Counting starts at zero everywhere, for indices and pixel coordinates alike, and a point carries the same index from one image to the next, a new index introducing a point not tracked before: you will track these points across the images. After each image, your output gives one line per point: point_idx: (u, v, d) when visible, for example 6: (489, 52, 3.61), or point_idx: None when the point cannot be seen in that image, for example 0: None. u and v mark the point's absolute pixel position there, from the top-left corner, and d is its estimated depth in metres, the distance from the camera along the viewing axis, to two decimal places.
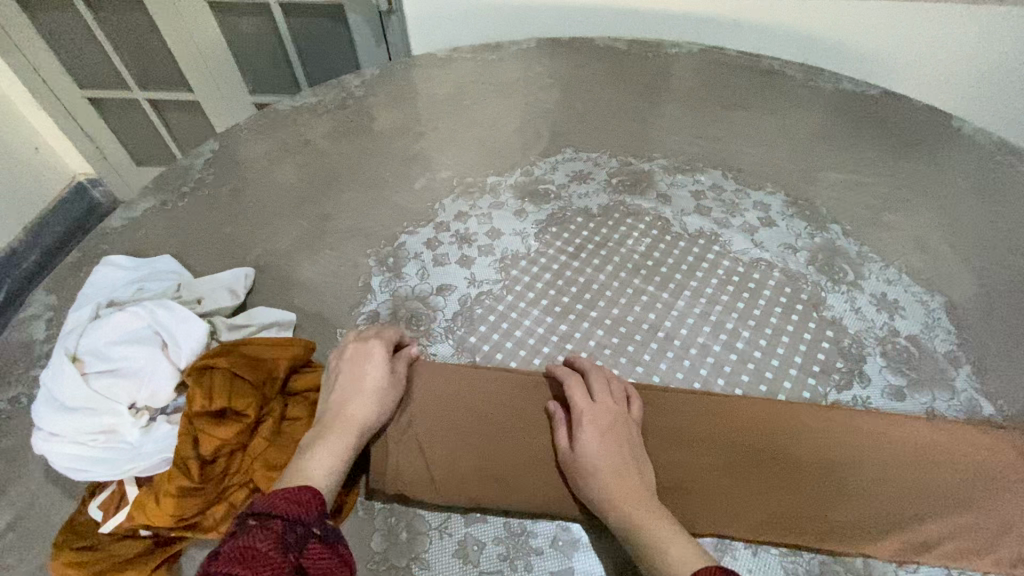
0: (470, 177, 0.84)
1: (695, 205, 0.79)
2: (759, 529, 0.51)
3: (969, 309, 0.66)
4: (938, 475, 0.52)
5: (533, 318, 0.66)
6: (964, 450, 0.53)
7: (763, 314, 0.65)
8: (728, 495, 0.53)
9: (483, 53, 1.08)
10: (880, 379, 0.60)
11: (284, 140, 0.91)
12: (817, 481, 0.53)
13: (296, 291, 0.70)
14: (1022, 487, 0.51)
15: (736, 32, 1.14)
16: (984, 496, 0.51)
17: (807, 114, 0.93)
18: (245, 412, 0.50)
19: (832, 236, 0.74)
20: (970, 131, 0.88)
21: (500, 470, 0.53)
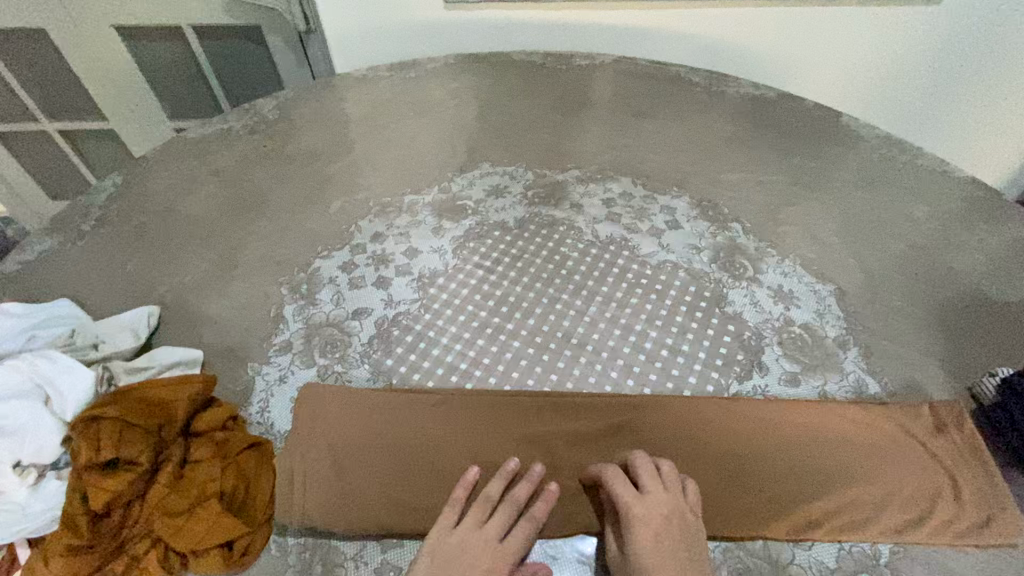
0: (386, 197, 0.84)
1: (607, 212, 0.82)
2: None
3: (856, 294, 0.71)
4: (822, 455, 0.56)
5: (450, 335, 0.67)
6: (846, 429, 0.58)
7: (670, 315, 0.68)
8: None
9: (400, 71, 1.08)
10: (776, 368, 0.64)
11: (192, 169, 0.88)
12: (715, 471, 0.56)
13: (206, 327, 0.68)
14: (897, 457, 0.56)
15: (645, 42, 1.19)
16: (865, 472, 0.55)
17: (710, 119, 0.98)
18: (136, 460, 0.49)
19: (733, 235, 0.78)
20: (855, 127, 0.95)
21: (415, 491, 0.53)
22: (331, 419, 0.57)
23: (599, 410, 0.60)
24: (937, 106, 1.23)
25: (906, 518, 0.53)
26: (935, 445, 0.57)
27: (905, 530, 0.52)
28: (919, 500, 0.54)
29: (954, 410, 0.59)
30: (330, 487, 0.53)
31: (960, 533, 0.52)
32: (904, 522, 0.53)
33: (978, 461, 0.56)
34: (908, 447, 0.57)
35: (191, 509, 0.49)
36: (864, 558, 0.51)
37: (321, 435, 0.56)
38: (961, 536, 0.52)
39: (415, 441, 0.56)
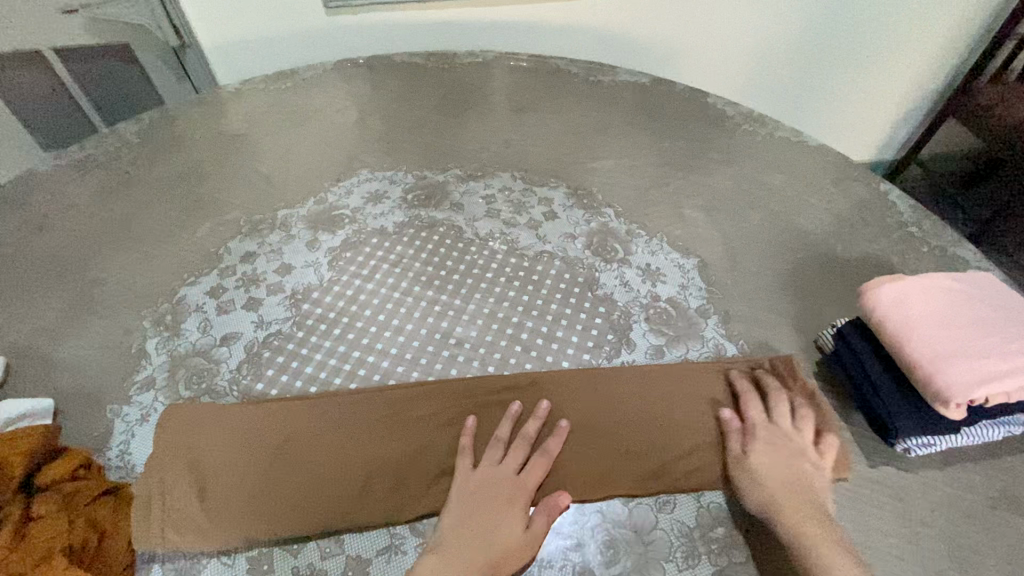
0: (259, 214, 0.82)
1: (486, 209, 0.83)
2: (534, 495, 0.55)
3: (718, 264, 0.76)
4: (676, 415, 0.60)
5: (325, 350, 0.66)
6: (703, 386, 0.63)
7: (545, 303, 0.70)
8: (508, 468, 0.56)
9: (276, 83, 1.05)
10: (644, 343, 0.67)
11: (44, 205, 0.82)
12: (575, 439, 0.58)
13: (59, 373, 0.64)
14: (746, 409, 0.61)
15: (529, 36, 1.21)
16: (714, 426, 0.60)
17: (588, 108, 1.01)
18: None
19: (606, 220, 0.81)
20: (722, 107, 1.00)
21: (281, 503, 0.53)
22: (198, 441, 0.56)
23: (468, 392, 0.61)
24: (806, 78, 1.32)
25: (751, 463, 0.58)
26: (779, 393, 0.62)
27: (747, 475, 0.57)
28: None
29: (790, 360, 0.65)
30: (194, 513, 0.52)
31: None
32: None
33: (815, 404, 0.61)
34: (755, 399, 0.62)
35: (31, 569, 0.46)
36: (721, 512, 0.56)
37: (188, 459, 0.55)
38: None
39: (286, 449, 0.56)
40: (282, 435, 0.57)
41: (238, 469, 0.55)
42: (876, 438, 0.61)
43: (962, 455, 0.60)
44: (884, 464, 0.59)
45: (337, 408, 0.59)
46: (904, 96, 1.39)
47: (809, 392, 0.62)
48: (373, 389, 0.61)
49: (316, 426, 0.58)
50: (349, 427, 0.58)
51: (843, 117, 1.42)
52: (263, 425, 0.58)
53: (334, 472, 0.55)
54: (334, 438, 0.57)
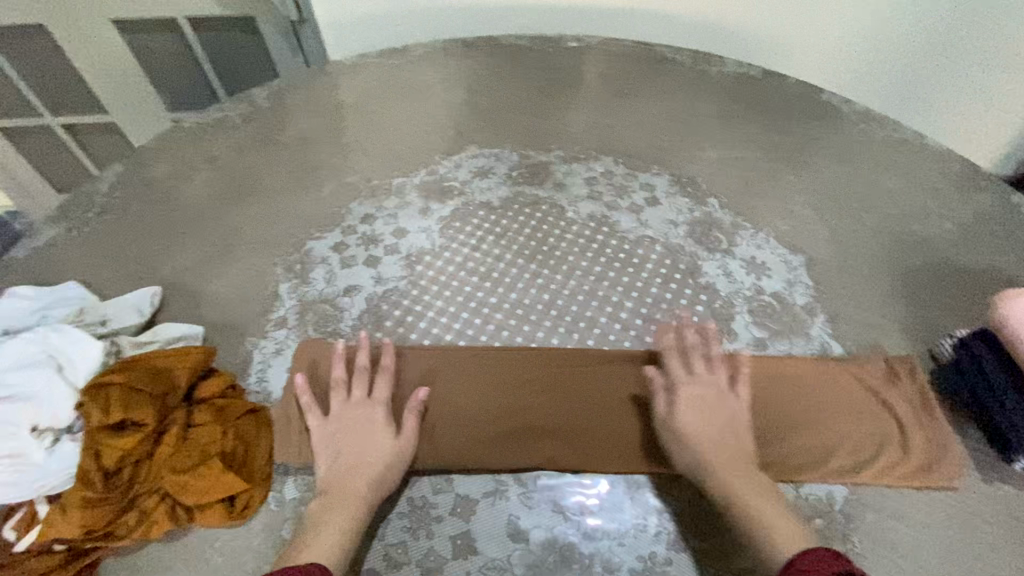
0: (376, 180, 0.88)
1: (588, 190, 0.85)
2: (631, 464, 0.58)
3: (826, 264, 0.74)
4: (785, 407, 0.61)
5: (436, 309, 0.71)
6: (806, 381, 0.63)
7: (645, 285, 0.71)
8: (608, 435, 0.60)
9: (390, 57, 1.10)
10: (746, 334, 0.67)
11: (190, 157, 0.92)
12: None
13: (206, 305, 0.72)
14: (849, 410, 0.61)
15: (633, 22, 1.21)
16: (822, 423, 0.61)
17: (693, 98, 1.00)
18: (145, 421, 0.52)
19: (710, 209, 0.81)
20: (837, 103, 0.96)
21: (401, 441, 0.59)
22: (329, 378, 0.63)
23: (580, 362, 0.64)
24: (942, 83, 1.20)
25: (849, 463, 0.58)
26: (891, 397, 0.62)
27: (852, 474, 0.58)
28: (864, 446, 0.59)
29: (907, 362, 0.64)
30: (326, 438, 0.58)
31: (904, 478, 0.58)
32: (845, 466, 0.58)
33: (927, 413, 0.61)
34: (863, 401, 0.62)
35: (195, 467, 0.53)
36: (820, 504, 0.57)
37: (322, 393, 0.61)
38: (902, 478, 0.58)
39: (405, 394, 0.62)
40: (411, 382, 0.62)
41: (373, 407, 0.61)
42: (988, 454, 0.60)
43: None
44: (993, 480, 0.58)
45: (458, 363, 0.64)
46: None
47: (920, 407, 0.61)
48: (488, 349, 0.65)
49: (442, 377, 0.63)
50: (471, 382, 0.63)
51: None
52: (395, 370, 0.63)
53: (447, 420, 0.60)
54: (457, 390, 0.62)
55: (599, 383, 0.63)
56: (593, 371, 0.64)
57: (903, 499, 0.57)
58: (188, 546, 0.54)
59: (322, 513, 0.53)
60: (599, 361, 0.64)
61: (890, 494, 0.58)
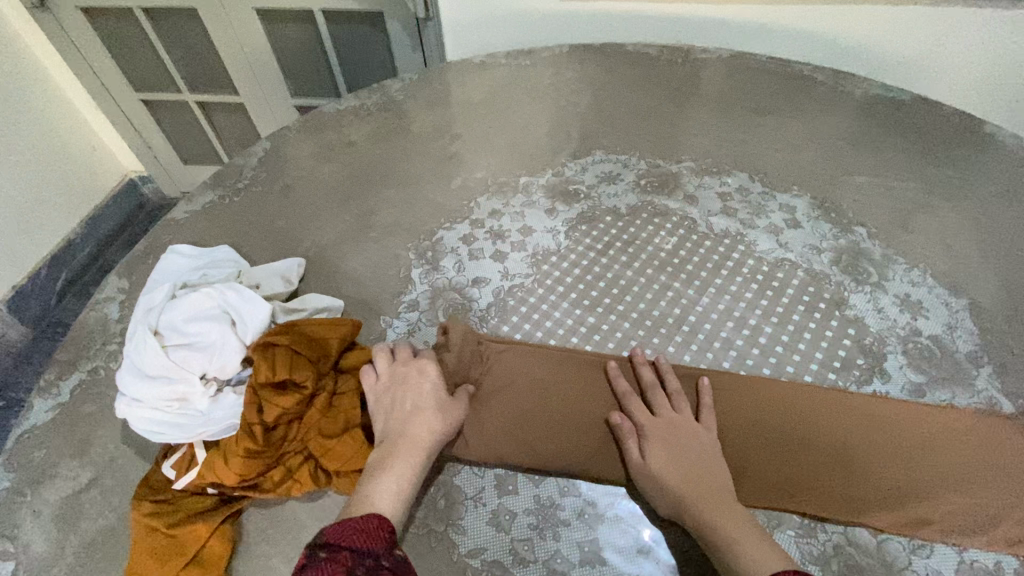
0: (502, 177, 0.89)
1: (721, 206, 0.82)
2: (769, 496, 0.54)
3: (993, 311, 0.67)
4: (946, 459, 0.55)
5: (562, 310, 0.70)
6: (975, 433, 0.57)
7: (786, 311, 0.68)
8: (746, 461, 0.56)
9: (516, 59, 1.12)
10: (900, 376, 0.62)
11: (330, 140, 0.97)
12: (826, 455, 0.56)
13: (343, 281, 0.75)
14: None
15: (764, 38, 1.16)
16: (991, 483, 0.54)
17: (834, 119, 0.94)
18: (304, 383, 0.55)
19: (856, 238, 0.76)
20: (1003, 136, 0.88)
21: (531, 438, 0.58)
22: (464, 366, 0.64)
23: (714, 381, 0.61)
24: None
25: None
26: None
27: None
28: None
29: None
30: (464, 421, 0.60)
31: None
32: None
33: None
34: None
35: (340, 433, 0.56)
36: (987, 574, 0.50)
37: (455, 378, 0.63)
38: None
39: (536, 391, 0.62)
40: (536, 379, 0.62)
41: (498, 398, 0.61)
42: None
43: None
44: None
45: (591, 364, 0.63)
46: None
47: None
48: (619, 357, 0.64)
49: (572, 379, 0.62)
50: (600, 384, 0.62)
51: None
52: (521, 364, 0.64)
53: (578, 424, 0.59)
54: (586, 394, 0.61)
55: (740, 406, 0.59)
56: (729, 394, 0.60)
57: None
58: (321, 508, 0.56)
59: (381, 462, 0.52)
60: (734, 384, 0.61)
61: None
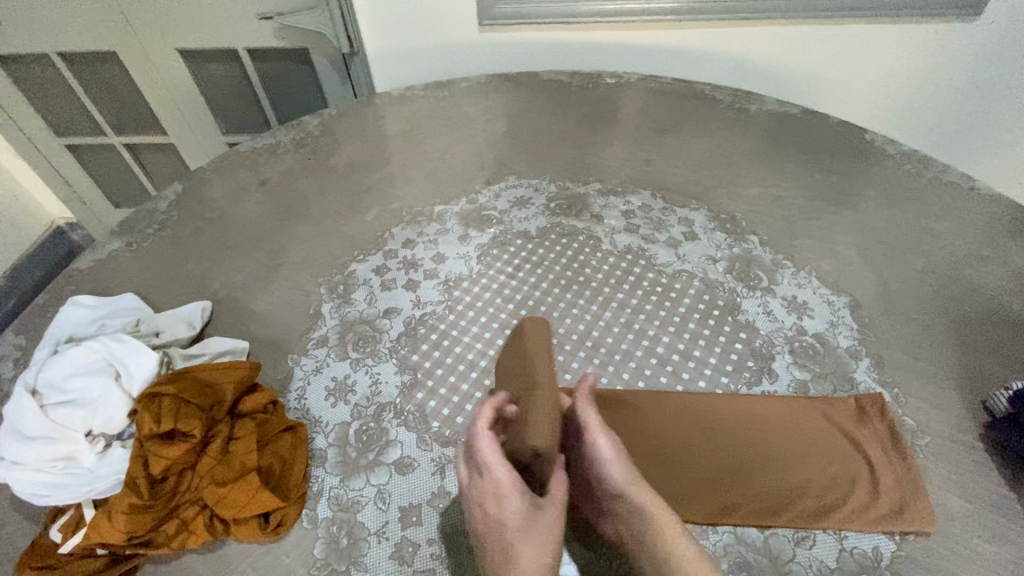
0: (417, 207, 0.90)
1: (625, 223, 0.85)
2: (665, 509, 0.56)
3: (871, 306, 0.72)
4: (814, 452, 0.59)
5: (472, 335, 0.71)
6: (842, 425, 0.61)
7: (683, 320, 0.71)
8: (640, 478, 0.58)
9: (435, 90, 1.14)
10: (786, 375, 0.66)
11: (245, 180, 0.96)
12: (698, 464, 0.59)
13: (251, 321, 0.75)
14: (891, 457, 0.59)
15: (671, 59, 1.23)
16: (838, 464, 0.58)
17: (733, 134, 1.00)
18: (191, 432, 0.54)
19: (749, 246, 0.80)
20: (880, 143, 0.96)
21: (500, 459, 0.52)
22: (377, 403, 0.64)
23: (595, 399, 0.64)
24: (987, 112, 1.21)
25: (901, 514, 0.55)
26: (861, 433, 0.60)
27: (900, 527, 0.54)
28: (915, 495, 0.56)
29: (876, 397, 0.63)
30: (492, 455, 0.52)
31: (960, 535, 0.54)
32: (894, 516, 0.55)
33: (898, 447, 0.59)
34: (873, 444, 0.60)
35: (233, 480, 0.54)
36: (866, 560, 0.53)
37: (363, 412, 0.64)
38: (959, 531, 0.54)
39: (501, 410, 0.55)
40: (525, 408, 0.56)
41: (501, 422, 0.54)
42: None
43: None
44: None
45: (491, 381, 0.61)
46: None
47: (968, 470, 0.58)
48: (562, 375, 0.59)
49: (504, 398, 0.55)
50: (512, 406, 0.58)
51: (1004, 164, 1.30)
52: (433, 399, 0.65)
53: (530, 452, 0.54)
54: None
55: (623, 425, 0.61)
56: (609, 411, 0.63)
57: (966, 563, 0.53)
58: (220, 558, 0.54)
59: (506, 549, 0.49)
60: (615, 400, 0.64)
61: (954, 556, 0.53)
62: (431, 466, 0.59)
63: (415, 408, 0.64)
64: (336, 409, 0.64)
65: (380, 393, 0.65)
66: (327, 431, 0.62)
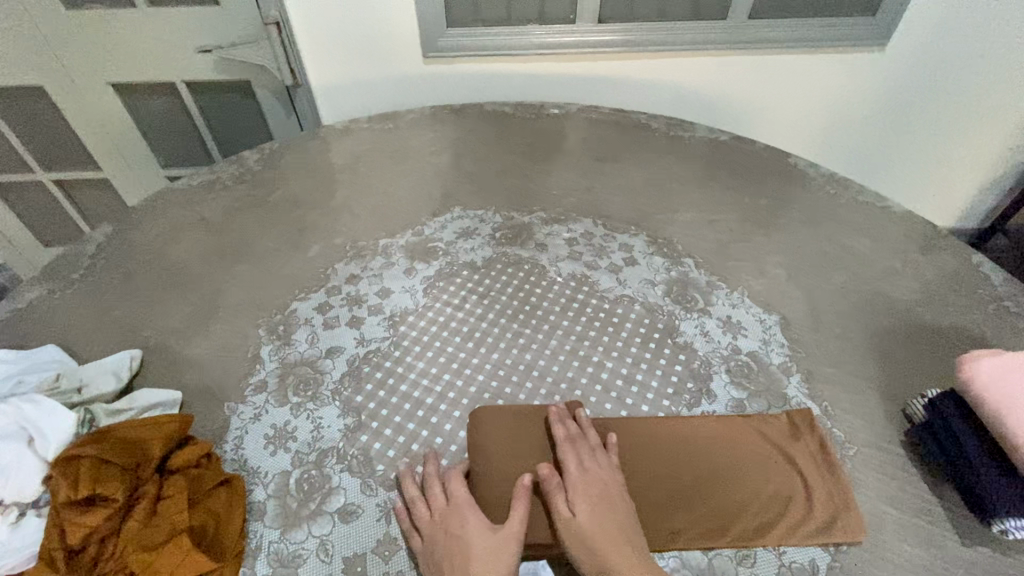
0: (362, 241, 0.90)
1: (568, 251, 0.87)
2: None
3: (799, 323, 0.76)
4: (748, 466, 0.61)
5: (419, 371, 0.71)
6: (777, 437, 0.64)
7: (625, 345, 0.73)
8: None
9: (380, 122, 1.14)
10: (724, 395, 0.68)
11: (180, 218, 0.93)
12: (653, 495, 0.59)
13: (185, 369, 0.71)
14: (827, 465, 0.62)
15: (610, 89, 1.28)
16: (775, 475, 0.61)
17: (669, 161, 1.05)
18: (113, 496, 0.52)
19: (686, 269, 0.84)
20: (803, 166, 1.02)
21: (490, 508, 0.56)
22: (321, 450, 0.63)
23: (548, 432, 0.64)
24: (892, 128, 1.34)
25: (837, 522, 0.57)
26: (794, 451, 0.63)
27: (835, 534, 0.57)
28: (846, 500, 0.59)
29: (806, 413, 0.65)
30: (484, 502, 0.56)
31: (887, 541, 0.57)
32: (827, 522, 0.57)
33: (828, 463, 0.62)
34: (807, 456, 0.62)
35: (162, 543, 0.52)
36: (802, 572, 0.55)
37: (305, 459, 0.62)
38: (893, 537, 0.58)
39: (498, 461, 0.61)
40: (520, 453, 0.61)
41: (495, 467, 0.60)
42: (965, 516, 0.59)
43: None
44: (978, 544, 0.57)
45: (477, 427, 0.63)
46: (985, 157, 1.39)
47: (893, 478, 0.62)
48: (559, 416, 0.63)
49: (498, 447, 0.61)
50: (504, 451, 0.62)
51: (910, 175, 1.44)
52: (379, 441, 0.64)
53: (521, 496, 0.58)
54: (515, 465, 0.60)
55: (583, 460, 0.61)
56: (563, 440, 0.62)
57: (894, 567, 0.56)
58: None
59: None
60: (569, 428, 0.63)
61: (883, 562, 0.56)
62: (377, 511, 0.58)
63: (358, 451, 0.63)
64: (276, 457, 0.62)
65: (322, 438, 0.64)
66: (266, 481, 0.60)
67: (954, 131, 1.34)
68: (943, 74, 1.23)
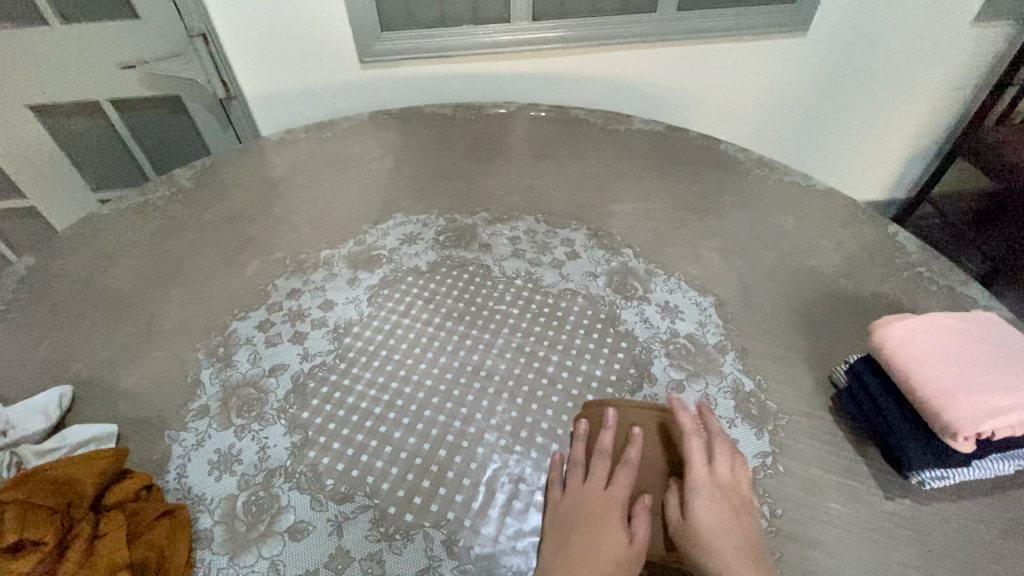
0: (303, 254, 0.89)
1: (512, 249, 0.89)
2: None
3: (733, 303, 0.80)
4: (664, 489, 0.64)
5: (366, 381, 0.71)
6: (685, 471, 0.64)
7: (569, 338, 0.75)
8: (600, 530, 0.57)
9: (317, 131, 1.12)
10: (664, 377, 0.71)
11: (108, 244, 0.89)
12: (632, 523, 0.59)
13: (121, 401, 0.69)
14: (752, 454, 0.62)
15: (549, 86, 1.29)
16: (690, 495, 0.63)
17: (607, 154, 1.07)
18: (43, 539, 0.50)
19: (625, 259, 0.86)
20: (733, 152, 1.06)
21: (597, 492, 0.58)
22: (266, 470, 0.62)
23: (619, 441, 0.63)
24: (818, 109, 1.41)
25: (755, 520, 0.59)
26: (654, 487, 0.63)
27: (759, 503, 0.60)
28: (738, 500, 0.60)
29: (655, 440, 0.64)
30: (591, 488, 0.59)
31: (817, 502, 0.61)
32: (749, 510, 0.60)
33: None
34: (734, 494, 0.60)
35: None
36: None
37: (252, 480, 0.61)
38: (822, 495, 0.61)
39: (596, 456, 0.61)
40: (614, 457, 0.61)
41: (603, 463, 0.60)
42: (886, 471, 0.63)
43: (977, 487, 0.62)
44: (899, 496, 0.62)
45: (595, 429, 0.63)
46: (904, 130, 1.49)
47: (822, 441, 0.66)
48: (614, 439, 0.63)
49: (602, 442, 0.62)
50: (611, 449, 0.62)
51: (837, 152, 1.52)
52: (329, 456, 0.63)
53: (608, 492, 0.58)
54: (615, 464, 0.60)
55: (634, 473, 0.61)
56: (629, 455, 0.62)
57: (823, 524, 0.59)
58: None
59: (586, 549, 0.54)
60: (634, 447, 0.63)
61: (813, 521, 0.60)
62: (328, 526, 0.58)
63: (306, 468, 0.62)
64: (221, 482, 0.61)
65: (268, 458, 0.63)
66: (212, 508, 0.59)
67: (873, 108, 1.42)
68: (859, 56, 1.30)
